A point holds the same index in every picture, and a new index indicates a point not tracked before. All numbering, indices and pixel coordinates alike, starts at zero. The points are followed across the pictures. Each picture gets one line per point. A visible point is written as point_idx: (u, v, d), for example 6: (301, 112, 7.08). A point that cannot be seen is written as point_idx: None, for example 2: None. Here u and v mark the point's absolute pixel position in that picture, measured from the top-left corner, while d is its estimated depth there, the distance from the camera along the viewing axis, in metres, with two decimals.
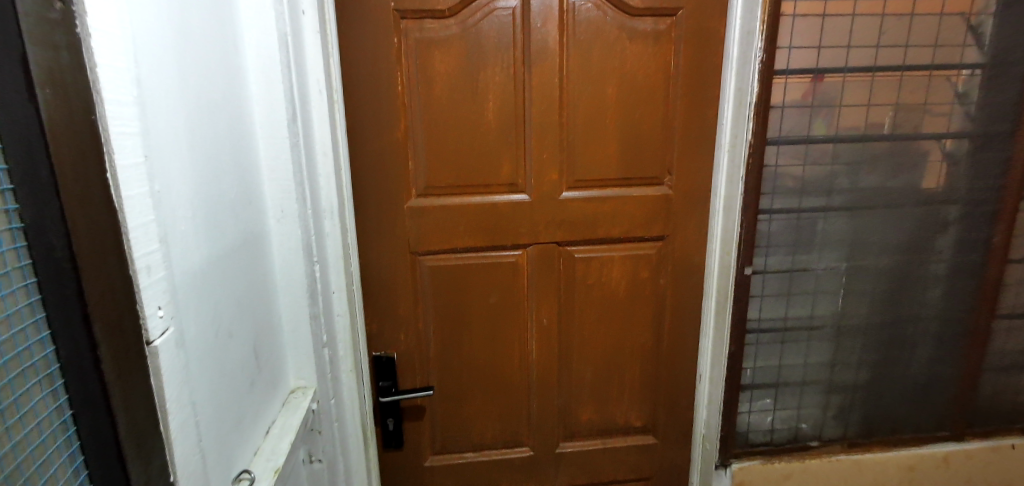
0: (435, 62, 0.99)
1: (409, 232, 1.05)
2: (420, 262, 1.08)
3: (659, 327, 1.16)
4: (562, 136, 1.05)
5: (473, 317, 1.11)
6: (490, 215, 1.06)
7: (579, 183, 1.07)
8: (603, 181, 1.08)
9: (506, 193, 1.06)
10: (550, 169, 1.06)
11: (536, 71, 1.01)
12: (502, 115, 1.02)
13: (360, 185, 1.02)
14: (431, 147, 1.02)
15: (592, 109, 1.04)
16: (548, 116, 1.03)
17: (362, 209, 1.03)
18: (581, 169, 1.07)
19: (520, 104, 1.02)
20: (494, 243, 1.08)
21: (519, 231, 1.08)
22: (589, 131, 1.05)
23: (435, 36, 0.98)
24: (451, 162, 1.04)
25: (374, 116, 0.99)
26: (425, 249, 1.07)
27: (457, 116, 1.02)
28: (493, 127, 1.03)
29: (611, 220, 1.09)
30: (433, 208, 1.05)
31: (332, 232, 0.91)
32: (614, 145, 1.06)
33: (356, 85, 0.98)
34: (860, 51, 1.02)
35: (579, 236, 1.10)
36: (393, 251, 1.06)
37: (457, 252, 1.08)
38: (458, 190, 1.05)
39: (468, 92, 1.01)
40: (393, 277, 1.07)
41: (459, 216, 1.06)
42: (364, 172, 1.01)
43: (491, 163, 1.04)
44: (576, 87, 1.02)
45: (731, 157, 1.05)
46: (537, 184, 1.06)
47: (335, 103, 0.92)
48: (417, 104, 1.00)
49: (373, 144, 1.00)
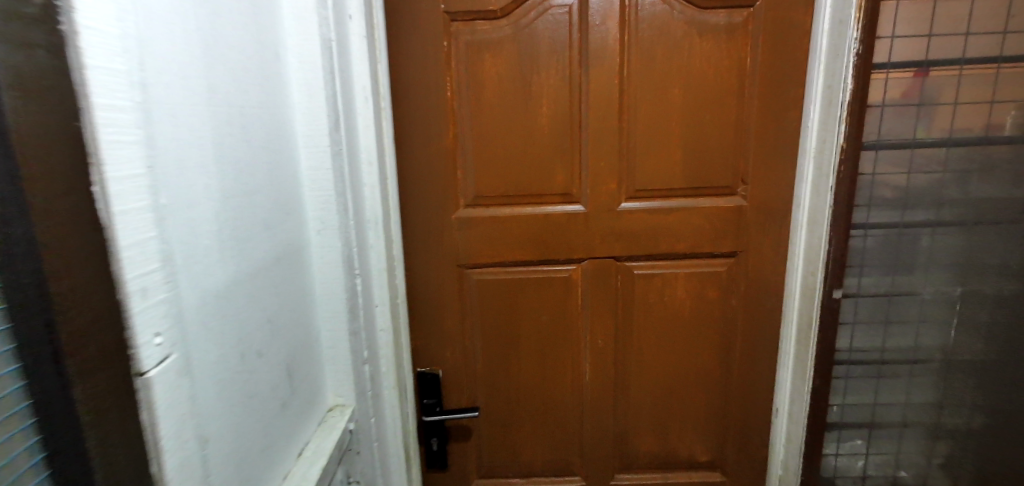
0: (485, 65, 0.94)
1: (456, 245, 1.00)
2: (468, 276, 1.02)
3: (729, 353, 1.05)
4: (622, 143, 0.96)
5: (523, 335, 1.05)
6: (542, 227, 1.00)
7: (640, 193, 0.98)
8: (665, 191, 0.98)
9: (560, 203, 0.99)
10: (607, 178, 0.98)
11: (593, 74, 0.93)
12: (556, 121, 0.96)
13: (406, 195, 0.98)
14: (481, 155, 0.97)
15: (655, 112, 0.95)
16: (604, 122, 0.95)
17: (408, 218, 0.99)
18: (643, 179, 0.98)
19: (576, 108, 0.95)
20: (547, 257, 1.01)
21: (574, 245, 1.00)
22: (650, 137, 0.96)
23: (486, 38, 0.92)
24: (501, 171, 0.98)
25: (421, 123, 0.95)
26: (474, 262, 1.01)
27: (508, 122, 0.96)
28: (546, 133, 0.96)
29: (674, 232, 1.00)
30: (481, 219, 0.99)
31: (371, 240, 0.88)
32: (678, 151, 0.97)
33: (404, 90, 0.94)
34: (980, 39, 0.87)
35: (640, 251, 1.00)
36: (441, 263, 1.01)
37: (506, 266, 1.02)
38: (509, 201, 0.99)
39: (519, 96, 0.95)
40: (440, 291, 1.02)
41: (509, 228, 1.00)
42: (411, 181, 0.98)
43: (545, 172, 0.98)
44: (637, 89, 0.94)
45: (817, 165, 0.92)
46: (592, 193, 0.98)
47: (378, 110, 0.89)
48: (467, 111, 0.96)
49: (421, 152, 0.96)
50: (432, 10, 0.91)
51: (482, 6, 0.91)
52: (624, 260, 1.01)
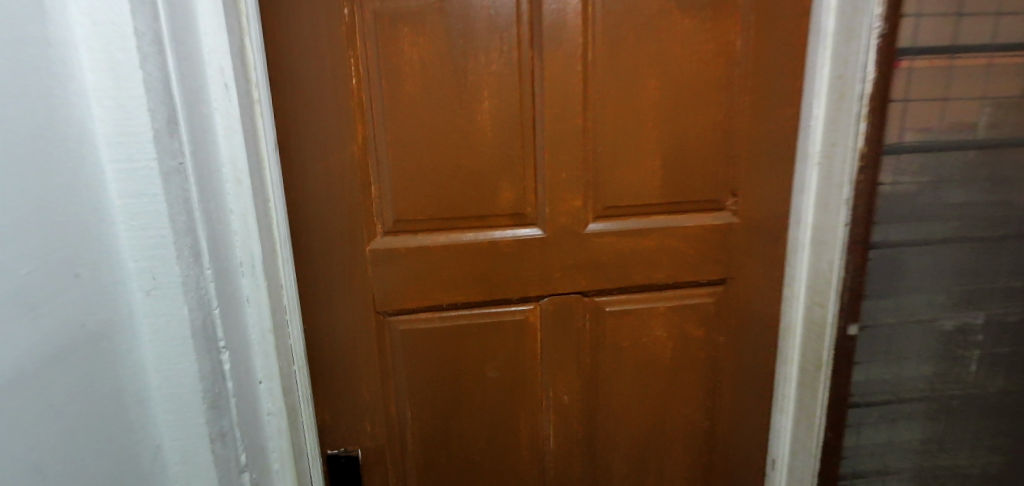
0: (403, 45, 0.69)
1: (375, 285, 0.76)
2: (391, 326, 0.77)
3: (718, 401, 0.87)
4: (587, 149, 0.75)
5: (468, 398, 0.81)
6: (488, 258, 0.76)
7: (610, 212, 0.78)
8: (641, 209, 0.78)
9: (510, 226, 0.77)
10: (568, 194, 0.76)
11: (546, 59, 0.71)
12: (501, 120, 0.73)
13: (300, 221, 0.72)
14: (404, 166, 0.73)
15: (627, 109, 0.74)
16: (563, 122, 0.74)
17: (305, 252, 0.73)
18: (614, 193, 0.77)
19: (526, 103, 0.73)
20: (494, 297, 0.78)
21: (528, 280, 0.78)
22: (621, 140, 0.75)
23: (404, 9, 0.68)
24: (431, 187, 0.74)
25: (318, 125, 0.70)
26: (398, 308, 0.77)
27: (437, 122, 0.72)
28: (489, 137, 0.73)
29: (653, 260, 0.79)
30: (406, 252, 0.75)
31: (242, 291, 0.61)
32: (656, 158, 0.77)
33: (290, 78, 0.68)
34: (1012, 21, 0.72)
35: (612, 284, 0.80)
36: (353, 311, 0.76)
37: (442, 310, 0.78)
38: (443, 225, 0.76)
39: (450, 87, 0.71)
40: (354, 347, 0.77)
41: (444, 262, 0.76)
42: (307, 203, 0.72)
43: (487, 187, 0.75)
44: (604, 79, 0.73)
45: (824, 172, 0.74)
46: (550, 213, 0.76)
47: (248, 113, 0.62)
48: (381, 107, 0.71)
49: (319, 162, 0.71)
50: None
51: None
52: (593, 296, 0.80)
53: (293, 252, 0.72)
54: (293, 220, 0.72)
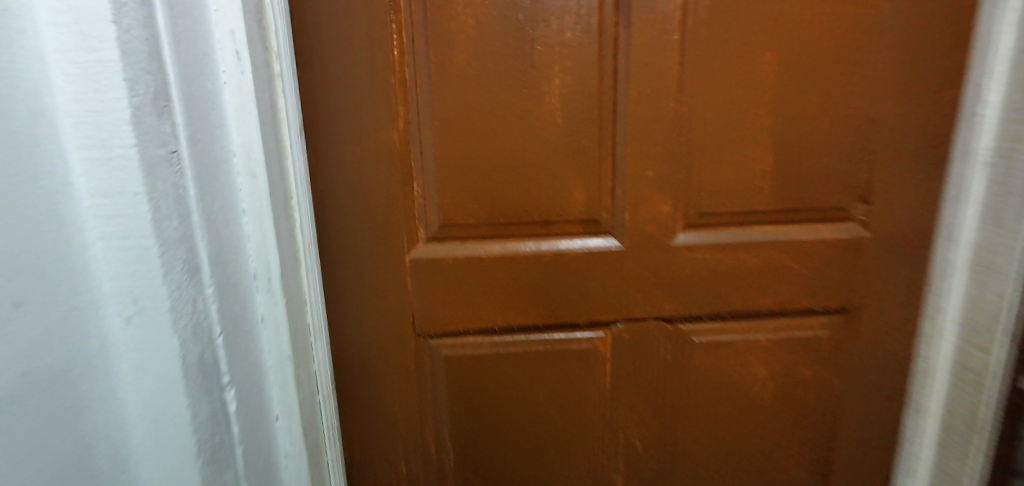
0: (458, 9, 0.56)
1: (416, 301, 0.63)
2: (433, 350, 0.65)
3: (826, 454, 0.71)
4: (682, 140, 0.60)
5: (522, 436, 0.68)
6: (551, 273, 0.63)
7: (705, 220, 0.62)
8: (743, 217, 0.63)
9: (580, 234, 0.63)
10: (653, 196, 0.61)
11: (633, 25, 0.57)
12: (574, 104, 0.59)
13: (329, 223, 0.60)
14: (455, 159, 0.60)
15: (735, 91, 0.59)
16: (651, 107, 0.59)
17: (334, 259, 0.61)
18: (711, 197, 0.62)
19: (607, 83, 0.59)
20: (557, 319, 0.64)
21: (599, 301, 0.64)
22: (724, 130, 0.60)
23: None
24: (485, 184, 0.61)
25: (351, 106, 0.58)
26: (443, 328, 0.64)
27: (495, 105, 0.58)
28: (559, 124, 0.59)
29: (756, 281, 0.64)
30: (453, 262, 0.62)
31: (253, 309, 0.50)
32: (767, 152, 0.61)
33: (320, 49, 0.56)
34: None
35: (702, 308, 0.65)
36: (389, 331, 0.64)
37: (494, 333, 0.65)
38: (499, 232, 0.62)
39: (512, 61, 0.57)
40: (389, 373, 0.65)
41: (498, 276, 0.63)
42: (337, 200, 0.60)
43: (554, 186, 0.61)
44: (705, 52, 0.58)
45: (994, 173, 0.58)
46: (630, 220, 0.62)
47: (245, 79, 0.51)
48: (428, 84, 0.58)
49: (352, 152, 0.59)
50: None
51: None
52: (679, 322, 0.65)
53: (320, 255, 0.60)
54: (319, 220, 0.60)
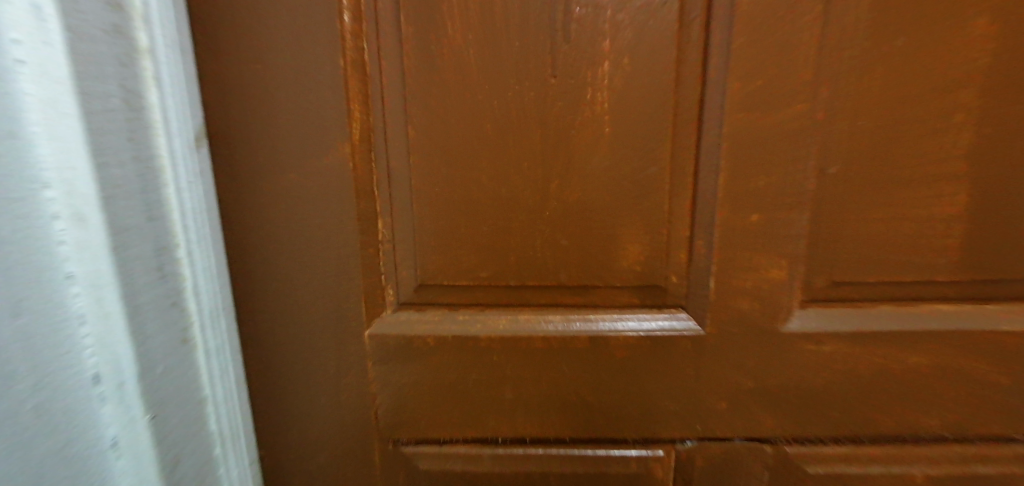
0: None
1: (379, 396, 0.42)
2: (405, 465, 0.44)
3: None
4: (811, 165, 0.36)
5: None
6: (586, 366, 0.40)
7: (839, 293, 0.39)
8: (902, 290, 0.39)
9: (634, 309, 0.40)
10: (758, 255, 0.38)
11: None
12: (633, 103, 0.36)
13: (248, 278, 0.40)
14: (443, 187, 0.38)
15: (911, 83, 0.35)
16: (763, 108, 0.35)
17: (259, 331, 0.41)
18: (851, 258, 0.38)
19: (690, 70, 0.35)
20: (593, 434, 0.42)
21: (660, 411, 0.41)
22: (885, 150, 0.36)
23: None
24: (487, 227, 0.39)
25: (277, 101, 0.37)
26: (421, 436, 0.43)
27: (503, 103, 0.36)
28: (607, 135, 0.36)
29: (915, 390, 0.40)
30: (437, 343, 0.41)
31: (85, 434, 0.31)
32: (956, 187, 0.36)
33: (225, 8, 0.35)
34: None
35: (823, 428, 0.41)
36: (342, 436, 0.43)
37: (497, 447, 0.43)
38: (507, 300, 0.41)
39: (532, 31, 0.35)
40: None
41: (504, 366, 0.41)
42: (261, 245, 0.39)
43: (597, 234, 0.38)
44: (863, 14, 0.34)
45: None
46: (716, 290, 0.38)
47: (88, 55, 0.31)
48: (396, 67, 0.36)
49: (281, 173, 0.38)
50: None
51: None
52: (783, 449, 0.41)
53: (236, 326, 0.40)
54: (234, 274, 0.40)
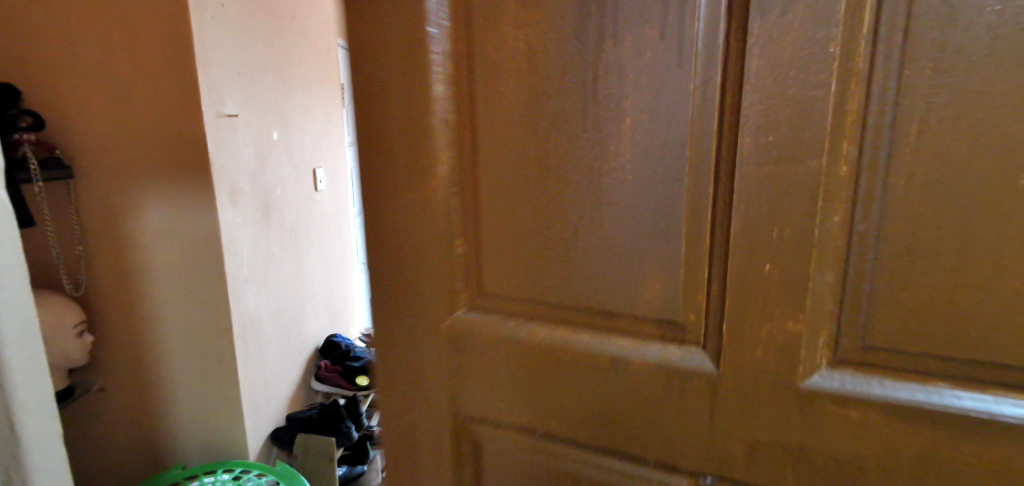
0: (508, 66, 0.49)
1: (460, 371, 0.59)
2: (472, 424, 0.60)
3: None
4: (840, 229, 0.41)
5: None
6: (608, 375, 0.52)
7: (865, 363, 0.43)
8: (937, 365, 0.40)
9: (651, 336, 0.50)
10: (787, 303, 0.44)
11: (800, 58, 0.39)
12: (642, 176, 0.46)
13: (379, 276, 0.60)
14: (501, 227, 0.53)
15: (943, 180, 0.38)
16: (799, 176, 0.41)
17: (382, 313, 0.61)
18: (877, 332, 0.42)
19: (688, 155, 0.44)
20: (613, 431, 0.53)
21: (669, 425, 0.50)
22: (920, 226, 0.39)
23: (516, 16, 0.48)
24: (541, 259, 0.52)
25: (393, 161, 0.56)
26: (484, 405, 0.59)
27: (547, 170, 0.50)
28: (623, 201, 0.47)
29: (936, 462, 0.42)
30: (494, 338, 0.57)
31: None
32: (1002, 277, 0.38)
33: (369, 103, 0.55)
34: None
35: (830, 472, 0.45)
36: (432, 394, 0.62)
37: (538, 427, 0.57)
38: (569, 319, 0.53)
39: (571, 122, 0.48)
40: (429, 434, 0.63)
41: (545, 364, 0.55)
42: (384, 254, 0.59)
43: (613, 272, 0.49)
44: (913, 103, 0.38)
45: None
46: (740, 330, 0.46)
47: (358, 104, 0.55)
48: (472, 142, 0.53)
49: (397, 209, 0.57)
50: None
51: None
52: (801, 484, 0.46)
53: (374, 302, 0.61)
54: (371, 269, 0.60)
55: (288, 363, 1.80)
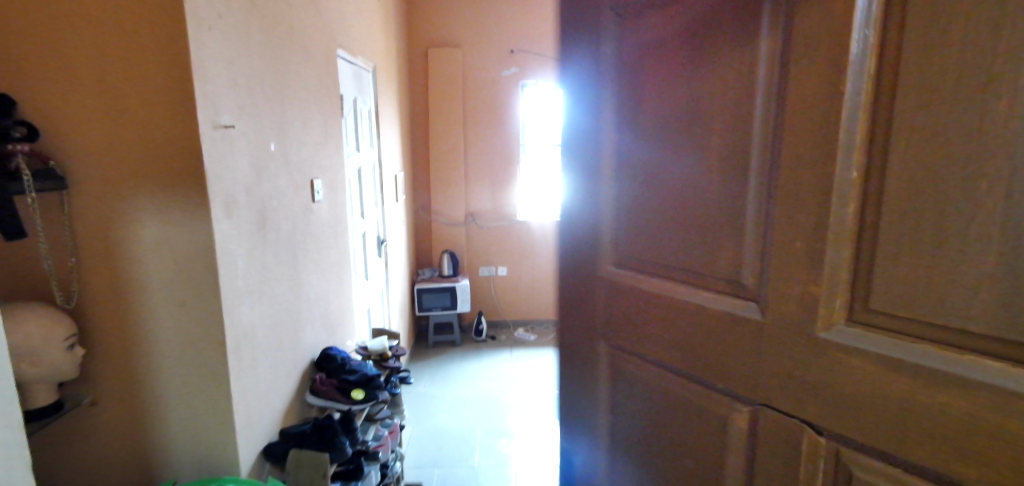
0: (652, 133, 0.89)
1: (616, 311, 1.01)
2: (620, 341, 1.00)
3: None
4: (853, 226, 0.64)
5: (668, 422, 0.93)
6: (699, 314, 0.84)
7: (870, 312, 0.64)
8: (920, 314, 0.60)
9: (727, 291, 0.80)
10: (809, 273, 0.68)
11: (821, 121, 0.65)
12: (722, 191, 0.79)
13: (580, 255, 1.07)
14: (645, 221, 0.92)
15: (910, 188, 0.59)
16: (817, 194, 0.67)
17: (578, 276, 1.09)
18: (869, 288, 0.64)
19: (746, 178, 0.76)
20: (703, 351, 0.84)
21: (743, 346, 0.77)
22: (912, 225, 0.59)
23: (660, 106, 0.87)
24: (665, 242, 0.89)
25: (592, 192, 1.02)
26: (627, 329, 0.98)
27: (671, 190, 0.86)
28: (711, 207, 0.81)
29: (947, 389, 0.58)
30: (635, 288, 0.95)
31: None
32: (953, 253, 0.57)
33: (582, 163, 1.04)
34: None
35: (856, 395, 0.65)
36: (599, 322, 1.05)
37: (657, 344, 0.92)
38: (679, 278, 0.88)
39: (685, 163, 0.84)
40: (597, 347, 1.07)
41: (665, 306, 0.90)
42: (582, 243, 1.06)
43: (703, 250, 0.83)
44: (892, 139, 0.60)
45: None
46: (776, 291, 0.72)
47: (599, 143, 0.99)
48: (631, 177, 0.93)
49: (591, 218, 1.03)
50: (648, 59, 0.88)
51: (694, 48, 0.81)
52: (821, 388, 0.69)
53: (578, 268, 1.09)
54: (575, 251, 1.08)
55: (280, 375, 1.81)
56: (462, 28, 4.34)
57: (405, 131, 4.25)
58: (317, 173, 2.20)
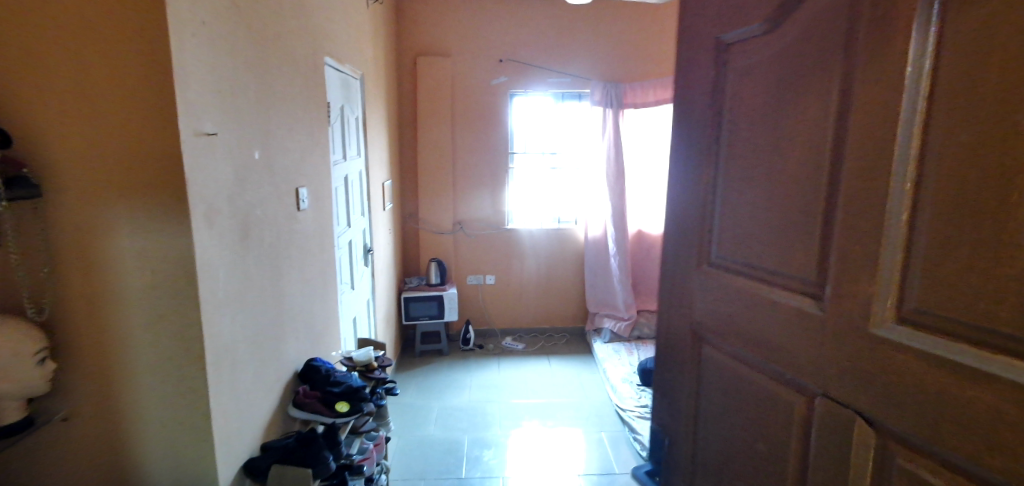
0: (745, 150, 1.02)
1: (700, 305, 1.18)
2: (706, 331, 1.16)
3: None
4: (905, 232, 0.71)
5: (757, 407, 1.01)
6: (780, 312, 0.93)
7: (915, 311, 0.71)
8: (953, 315, 0.66)
9: (800, 291, 0.90)
10: (867, 279, 0.76)
11: (882, 133, 0.73)
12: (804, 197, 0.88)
13: (673, 257, 1.28)
14: (728, 227, 1.08)
15: (946, 200, 0.66)
16: (872, 211, 0.75)
17: (671, 274, 1.28)
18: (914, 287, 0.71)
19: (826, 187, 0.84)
20: (788, 345, 0.92)
21: (820, 339, 0.85)
22: (949, 231, 0.66)
23: (762, 122, 0.97)
24: (742, 247, 1.04)
25: (682, 203, 1.23)
26: (714, 322, 1.13)
27: (747, 204, 1.02)
28: (784, 216, 0.93)
29: (978, 384, 0.62)
30: (718, 285, 1.11)
31: None
32: (984, 261, 0.62)
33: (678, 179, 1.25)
34: None
35: (902, 383, 0.71)
36: (687, 313, 1.22)
37: (747, 337, 1.03)
38: (762, 278, 1.00)
39: (766, 178, 0.97)
40: (684, 335, 1.25)
41: (745, 302, 1.03)
42: (677, 245, 1.26)
43: (788, 251, 0.92)
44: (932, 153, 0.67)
45: None
46: (837, 292, 0.81)
47: (700, 159, 1.16)
48: (716, 191, 1.11)
49: (681, 226, 1.24)
50: (747, 85, 1.01)
51: (782, 80, 0.93)
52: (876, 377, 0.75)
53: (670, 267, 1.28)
54: (670, 255, 1.29)
55: (261, 388, 1.76)
56: (452, 36, 4.33)
57: (393, 139, 4.22)
58: (303, 181, 2.15)
